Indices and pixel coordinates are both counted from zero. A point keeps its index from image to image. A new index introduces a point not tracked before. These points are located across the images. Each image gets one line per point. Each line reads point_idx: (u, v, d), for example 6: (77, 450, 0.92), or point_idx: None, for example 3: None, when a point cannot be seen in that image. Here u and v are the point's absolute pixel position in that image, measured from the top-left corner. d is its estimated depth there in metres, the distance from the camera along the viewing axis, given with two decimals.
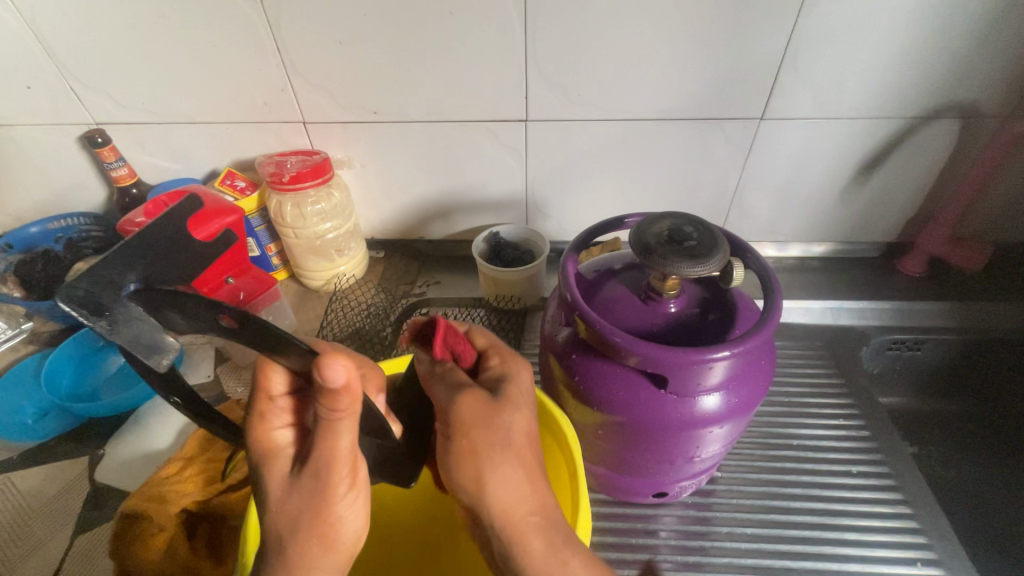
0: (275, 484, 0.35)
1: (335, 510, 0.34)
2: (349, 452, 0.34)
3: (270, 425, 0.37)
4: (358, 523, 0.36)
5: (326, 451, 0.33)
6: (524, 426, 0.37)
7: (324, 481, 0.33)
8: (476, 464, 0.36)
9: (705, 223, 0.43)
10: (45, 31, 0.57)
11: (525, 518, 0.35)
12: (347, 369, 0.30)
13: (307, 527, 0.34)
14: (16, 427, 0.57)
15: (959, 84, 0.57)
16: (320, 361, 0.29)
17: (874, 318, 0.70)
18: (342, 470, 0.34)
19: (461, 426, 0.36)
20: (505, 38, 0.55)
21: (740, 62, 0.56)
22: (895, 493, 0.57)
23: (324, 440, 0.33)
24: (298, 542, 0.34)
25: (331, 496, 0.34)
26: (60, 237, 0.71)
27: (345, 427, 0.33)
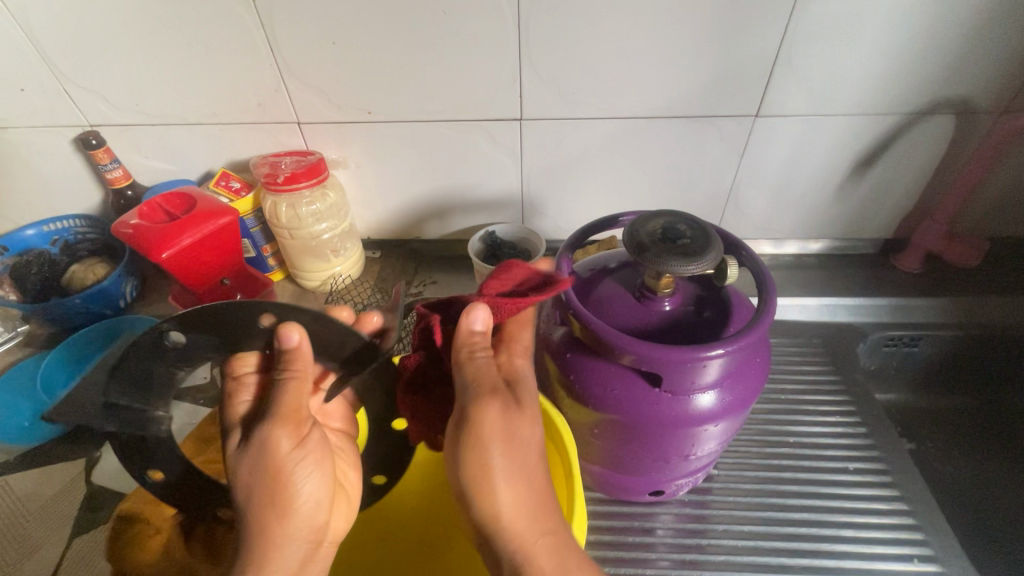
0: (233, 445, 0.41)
1: (285, 466, 0.39)
2: (298, 408, 0.40)
3: (234, 402, 0.44)
4: (311, 481, 0.40)
5: (275, 410, 0.39)
6: (536, 430, 0.39)
7: (272, 444, 0.39)
8: (484, 465, 0.37)
9: (698, 221, 0.43)
10: (38, 33, 0.57)
11: (538, 534, 0.38)
12: (301, 336, 0.39)
13: (259, 490, 0.38)
14: (15, 428, 0.57)
15: (953, 80, 0.57)
16: (279, 327, 0.39)
17: (870, 314, 0.70)
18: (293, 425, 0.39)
19: (481, 436, 0.37)
20: (498, 36, 0.55)
21: (734, 60, 0.56)
22: (892, 489, 0.57)
23: (273, 404, 0.39)
24: (248, 490, 0.38)
25: (277, 452, 0.39)
26: (56, 239, 0.71)
27: (296, 385, 0.40)
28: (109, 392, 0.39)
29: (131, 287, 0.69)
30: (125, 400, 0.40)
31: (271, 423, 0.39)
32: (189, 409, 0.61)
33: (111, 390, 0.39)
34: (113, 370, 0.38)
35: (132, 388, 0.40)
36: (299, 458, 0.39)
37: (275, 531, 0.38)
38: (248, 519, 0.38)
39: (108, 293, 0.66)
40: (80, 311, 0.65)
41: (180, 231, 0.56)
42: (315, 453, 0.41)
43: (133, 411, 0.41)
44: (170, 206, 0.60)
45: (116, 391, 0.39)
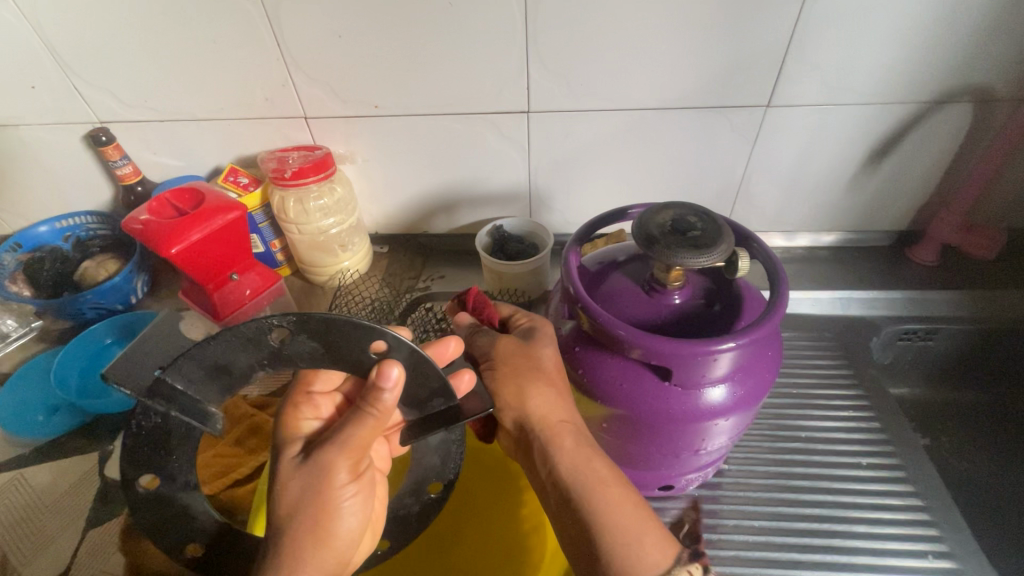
0: (289, 461, 0.40)
1: (335, 494, 0.38)
2: (363, 448, 0.39)
3: (298, 414, 0.43)
4: (353, 514, 0.40)
5: (347, 439, 0.38)
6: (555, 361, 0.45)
7: (328, 474, 0.38)
8: (522, 383, 0.44)
9: (709, 213, 0.43)
10: (48, 30, 0.57)
11: (560, 427, 0.43)
12: (397, 380, 0.38)
13: (307, 512, 0.38)
14: (29, 423, 0.59)
15: (971, 67, 0.56)
16: (380, 365, 0.38)
17: (884, 308, 0.69)
18: (354, 461, 0.39)
19: (503, 357, 0.45)
20: (505, 26, 0.55)
21: (745, 48, 0.55)
22: (905, 485, 0.56)
23: (346, 431, 0.39)
24: (290, 512, 0.38)
25: (328, 480, 0.38)
26: (68, 235, 0.72)
27: (370, 424, 0.39)
28: (183, 370, 0.39)
29: (142, 283, 0.70)
30: (195, 382, 0.40)
31: (338, 448, 0.38)
32: None
33: (187, 369, 0.39)
34: (203, 349, 0.39)
35: (211, 369, 0.40)
36: (349, 487, 0.39)
37: (308, 553, 0.38)
38: (280, 531, 0.38)
39: (119, 289, 0.66)
40: (93, 307, 0.66)
41: (189, 227, 0.56)
42: (359, 488, 0.40)
43: (195, 392, 0.40)
44: (179, 201, 0.60)
45: (186, 370, 0.39)
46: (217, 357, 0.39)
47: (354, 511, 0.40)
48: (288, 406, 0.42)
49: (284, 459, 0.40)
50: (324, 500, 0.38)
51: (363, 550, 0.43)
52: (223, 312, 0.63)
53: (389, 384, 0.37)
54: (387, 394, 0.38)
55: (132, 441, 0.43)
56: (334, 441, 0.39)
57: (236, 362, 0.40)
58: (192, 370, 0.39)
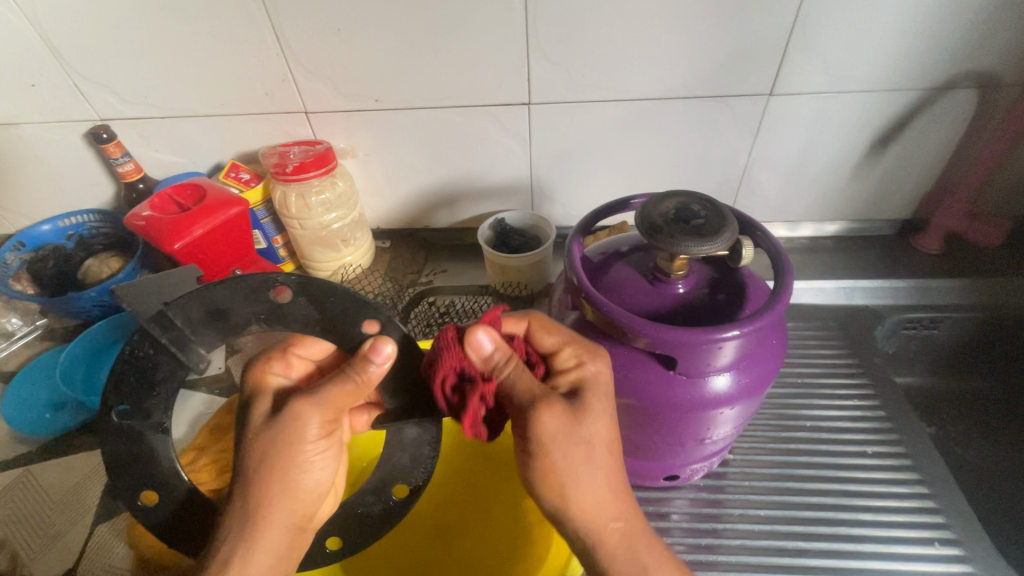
0: (261, 415, 0.39)
1: (305, 450, 0.38)
2: (338, 407, 0.39)
3: (267, 368, 0.42)
4: (319, 473, 0.40)
5: (325, 396, 0.38)
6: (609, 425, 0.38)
7: (299, 432, 0.38)
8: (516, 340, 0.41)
9: (713, 201, 0.42)
10: (47, 28, 0.57)
11: (607, 525, 0.38)
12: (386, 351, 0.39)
13: (274, 464, 0.37)
14: (35, 420, 0.60)
15: (977, 50, 0.55)
16: (373, 340, 0.38)
17: (888, 296, 0.69)
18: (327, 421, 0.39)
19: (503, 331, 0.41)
20: (506, 17, 0.54)
21: (748, 35, 0.55)
22: (910, 473, 0.56)
23: (329, 391, 0.38)
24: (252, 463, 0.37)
25: (299, 437, 0.38)
26: (71, 234, 0.72)
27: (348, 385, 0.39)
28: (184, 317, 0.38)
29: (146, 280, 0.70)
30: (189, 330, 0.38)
31: (316, 404, 0.38)
32: (205, 398, 0.61)
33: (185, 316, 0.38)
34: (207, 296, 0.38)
35: (207, 314, 0.38)
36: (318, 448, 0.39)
37: (278, 503, 0.38)
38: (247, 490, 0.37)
39: None
40: (97, 304, 0.66)
41: (192, 222, 0.56)
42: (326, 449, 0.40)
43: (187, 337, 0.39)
44: (181, 197, 0.60)
45: (183, 307, 0.38)
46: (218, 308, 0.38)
47: (321, 468, 0.40)
48: (260, 359, 0.42)
49: (255, 411, 0.39)
50: (291, 458, 0.38)
51: (319, 514, 0.43)
52: None
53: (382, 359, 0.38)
54: (373, 367, 0.39)
55: (119, 366, 0.39)
56: (312, 396, 0.38)
57: (235, 311, 0.38)
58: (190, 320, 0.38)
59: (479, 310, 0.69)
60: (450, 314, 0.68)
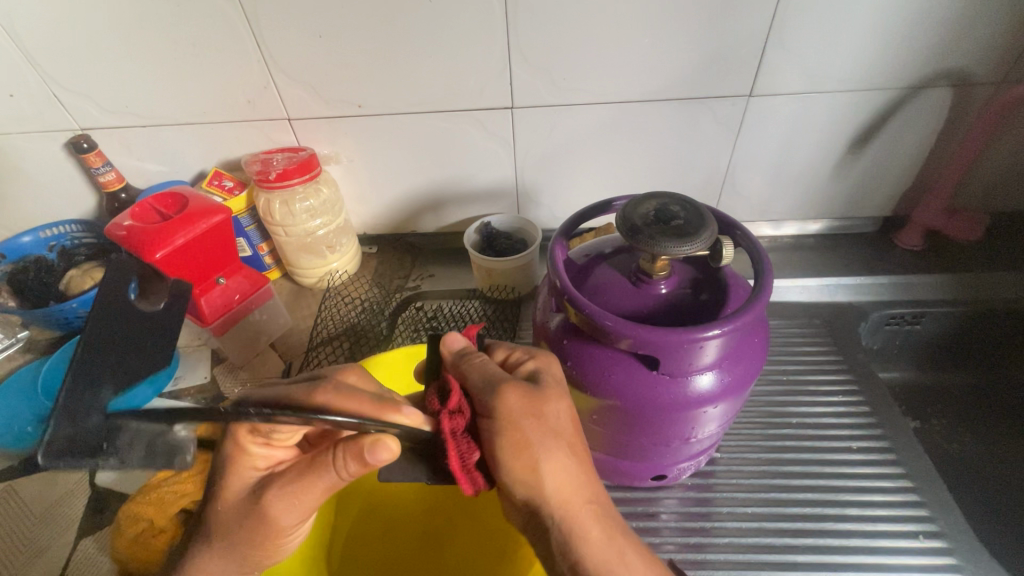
0: (238, 491, 0.38)
1: (275, 534, 0.38)
2: (314, 499, 0.38)
3: (249, 441, 0.38)
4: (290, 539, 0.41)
5: (303, 493, 0.37)
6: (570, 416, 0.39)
7: (270, 524, 0.37)
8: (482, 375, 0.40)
9: (692, 203, 0.43)
10: (24, 38, 0.57)
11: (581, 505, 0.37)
12: (388, 454, 0.35)
13: (238, 542, 0.38)
14: (15, 436, 0.57)
15: (950, 50, 0.56)
16: (381, 441, 0.35)
17: (871, 293, 0.70)
18: (300, 510, 0.38)
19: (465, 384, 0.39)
20: (487, 23, 0.55)
21: (726, 37, 0.55)
22: (895, 466, 0.57)
23: (310, 486, 0.37)
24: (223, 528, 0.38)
25: (269, 526, 0.37)
26: (53, 245, 0.71)
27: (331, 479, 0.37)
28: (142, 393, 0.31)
29: None
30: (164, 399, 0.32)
31: (290, 501, 0.37)
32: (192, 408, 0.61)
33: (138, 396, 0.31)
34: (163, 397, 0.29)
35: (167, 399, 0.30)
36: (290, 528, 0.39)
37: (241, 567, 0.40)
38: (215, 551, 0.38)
39: None
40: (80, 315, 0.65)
41: (172, 231, 0.56)
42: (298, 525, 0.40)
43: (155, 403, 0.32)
44: (162, 206, 0.60)
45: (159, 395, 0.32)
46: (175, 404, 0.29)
47: (293, 535, 0.41)
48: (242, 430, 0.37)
49: (231, 485, 0.38)
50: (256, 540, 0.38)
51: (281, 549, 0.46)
52: (210, 318, 0.62)
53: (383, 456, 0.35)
54: (358, 466, 0.36)
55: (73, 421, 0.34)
56: (289, 489, 0.37)
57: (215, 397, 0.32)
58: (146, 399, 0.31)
59: (467, 315, 0.69)
60: (437, 319, 0.68)
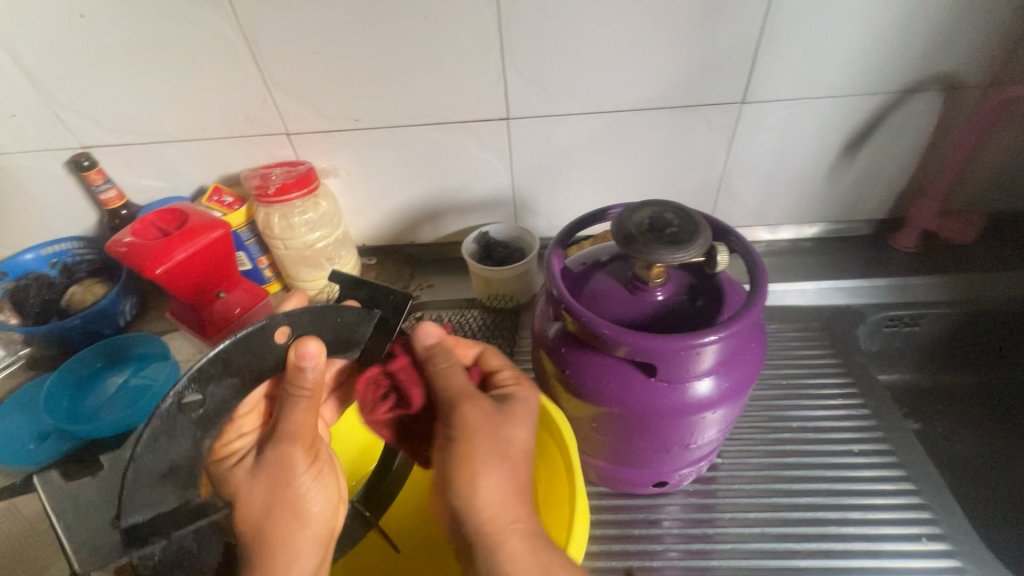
0: (242, 470, 0.43)
1: (295, 481, 0.42)
2: (307, 433, 0.44)
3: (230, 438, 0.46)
4: (318, 499, 0.44)
5: (291, 429, 0.43)
6: (525, 441, 0.43)
7: (289, 476, 0.42)
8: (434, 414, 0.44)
9: (685, 210, 0.43)
10: (26, 59, 0.58)
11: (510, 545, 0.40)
12: (319, 351, 0.43)
13: (272, 511, 0.41)
14: (18, 453, 0.58)
15: (938, 54, 0.57)
16: (296, 347, 0.43)
17: (869, 296, 0.70)
18: (305, 447, 0.44)
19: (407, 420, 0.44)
20: (480, 36, 0.56)
21: (717, 43, 0.56)
22: (896, 469, 0.57)
23: (289, 420, 0.43)
24: (272, 510, 0.42)
25: (288, 463, 0.42)
26: (54, 261, 0.71)
27: (294, 406, 0.44)
28: (145, 454, 0.40)
29: (131, 305, 0.70)
30: (211, 408, 0.43)
31: (288, 438, 0.43)
32: None
33: (157, 452, 0.41)
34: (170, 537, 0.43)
35: (191, 457, 0.42)
36: (307, 476, 0.43)
37: (284, 542, 0.41)
38: (291, 526, 0.42)
39: (108, 312, 0.67)
40: (81, 331, 0.66)
41: (172, 247, 0.56)
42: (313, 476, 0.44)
43: (221, 398, 0.43)
44: (162, 222, 0.61)
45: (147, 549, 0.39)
46: (180, 549, 0.40)
47: (318, 495, 0.44)
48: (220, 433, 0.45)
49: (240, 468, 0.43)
50: (282, 494, 0.42)
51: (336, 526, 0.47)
52: (212, 332, 0.64)
53: (306, 351, 0.43)
54: (303, 367, 0.43)
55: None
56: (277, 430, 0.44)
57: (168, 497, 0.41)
58: (165, 454, 0.41)
59: (466, 324, 0.69)
60: (437, 329, 0.69)
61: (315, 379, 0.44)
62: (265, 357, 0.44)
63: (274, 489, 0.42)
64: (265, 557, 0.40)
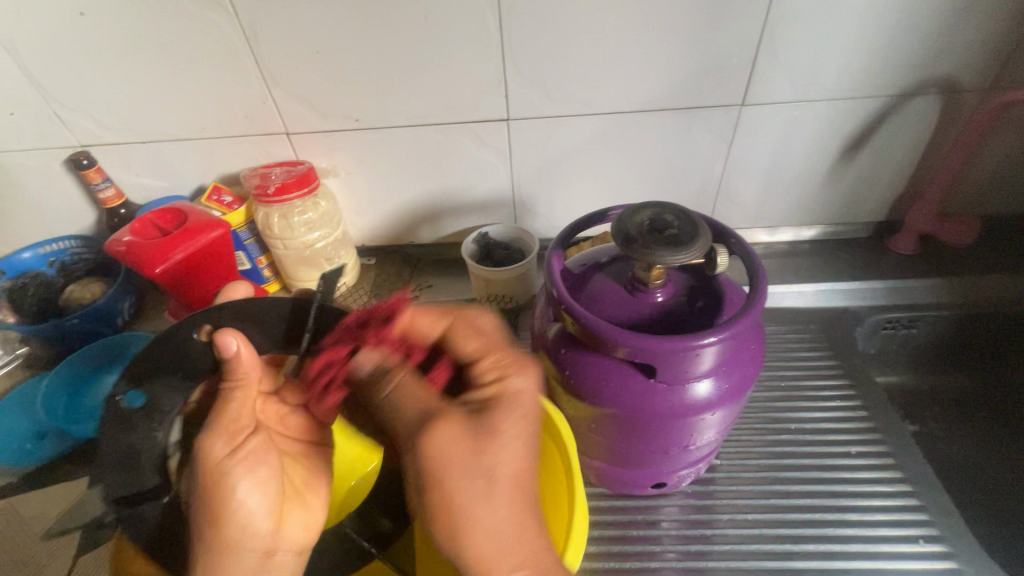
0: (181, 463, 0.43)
1: (218, 471, 0.40)
2: (237, 420, 0.43)
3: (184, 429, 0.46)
4: (252, 492, 0.41)
5: (218, 416, 0.42)
6: (518, 458, 0.36)
7: (212, 467, 0.40)
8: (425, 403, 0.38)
9: (685, 211, 0.44)
10: (25, 57, 0.58)
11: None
12: (239, 343, 0.44)
13: (203, 506, 0.39)
14: (18, 452, 0.58)
15: (937, 58, 0.57)
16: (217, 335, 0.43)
17: (866, 298, 0.70)
18: (229, 438, 0.42)
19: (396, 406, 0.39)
20: (481, 37, 0.56)
21: (717, 46, 0.56)
22: (893, 471, 0.57)
23: (222, 404, 0.43)
24: (198, 503, 0.39)
25: (212, 457, 0.40)
26: (53, 261, 0.71)
27: (230, 393, 0.44)
28: (105, 446, 0.41)
29: (129, 304, 0.70)
30: (153, 402, 0.42)
31: (209, 427, 0.41)
32: None
33: (116, 444, 0.41)
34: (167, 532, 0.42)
35: (153, 447, 0.42)
36: (236, 465, 0.41)
37: (215, 550, 0.38)
38: (239, 502, 0.40)
39: (105, 312, 0.67)
40: (77, 330, 0.65)
41: (172, 247, 0.56)
42: (246, 464, 0.42)
43: (164, 394, 0.43)
44: (162, 222, 0.60)
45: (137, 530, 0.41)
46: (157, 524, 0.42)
47: (254, 490, 0.41)
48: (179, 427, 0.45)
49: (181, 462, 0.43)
50: (216, 483, 0.39)
51: (297, 538, 0.43)
52: None
53: (233, 345, 0.43)
54: (239, 351, 0.44)
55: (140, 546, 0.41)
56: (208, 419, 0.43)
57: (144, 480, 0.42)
58: (123, 446, 0.41)
59: None
60: None
61: (252, 359, 0.44)
62: (192, 359, 0.44)
63: (214, 469, 0.40)
64: (222, 525, 0.39)
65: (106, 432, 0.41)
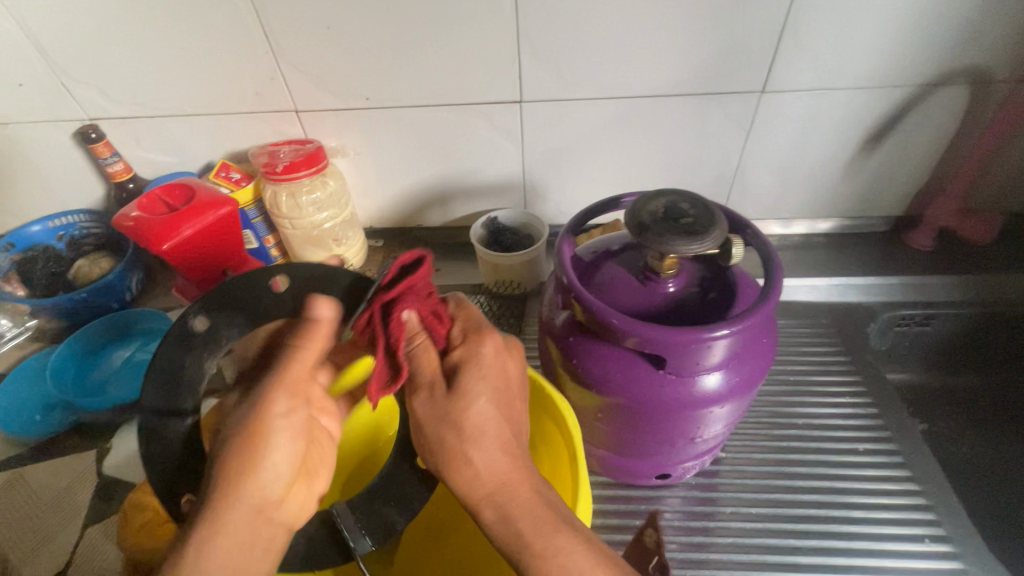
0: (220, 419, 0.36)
1: (260, 426, 0.34)
2: (304, 380, 0.37)
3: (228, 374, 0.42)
4: (286, 456, 0.35)
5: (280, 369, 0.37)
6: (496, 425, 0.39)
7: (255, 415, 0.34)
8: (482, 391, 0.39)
9: (702, 200, 0.42)
10: (34, 28, 0.57)
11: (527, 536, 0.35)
12: (333, 311, 0.39)
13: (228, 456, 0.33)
14: (27, 422, 0.59)
15: (968, 48, 0.55)
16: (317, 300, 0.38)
17: (881, 294, 0.69)
18: (294, 398, 0.36)
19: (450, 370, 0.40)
20: (495, 17, 0.54)
21: (737, 31, 0.54)
22: (900, 470, 0.56)
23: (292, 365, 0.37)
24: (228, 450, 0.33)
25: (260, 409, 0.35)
26: (61, 235, 0.71)
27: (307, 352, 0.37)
28: (159, 361, 0.37)
29: (137, 280, 0.70)
30: (215, 334, 0.39)
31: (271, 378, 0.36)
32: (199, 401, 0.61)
33: (175, 361, 0.38)
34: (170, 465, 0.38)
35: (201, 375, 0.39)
36: (284, 425, 0.35)
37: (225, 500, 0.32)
38: (264, 459, 0.34)
39: (113, 286, 0.67)
40: (86, 303, 0.65)
41: (180, 222, 0.56)
42: (297, 425, 0.36)
43: (227, 332, 0.40)
44: (169, 197, 0.60)
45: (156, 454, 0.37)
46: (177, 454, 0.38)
47: (288, 454, 0.35)
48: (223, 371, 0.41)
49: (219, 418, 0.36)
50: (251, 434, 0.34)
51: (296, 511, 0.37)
52: None
53: (322, 311, 0.38)
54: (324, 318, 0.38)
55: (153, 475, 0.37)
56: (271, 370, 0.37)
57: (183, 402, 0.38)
58: (181, 366, 0.38)
59: None
60: None
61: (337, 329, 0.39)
62: (261, 301, 0.41)
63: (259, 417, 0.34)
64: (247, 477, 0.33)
65: (165, 346, 0.38)
